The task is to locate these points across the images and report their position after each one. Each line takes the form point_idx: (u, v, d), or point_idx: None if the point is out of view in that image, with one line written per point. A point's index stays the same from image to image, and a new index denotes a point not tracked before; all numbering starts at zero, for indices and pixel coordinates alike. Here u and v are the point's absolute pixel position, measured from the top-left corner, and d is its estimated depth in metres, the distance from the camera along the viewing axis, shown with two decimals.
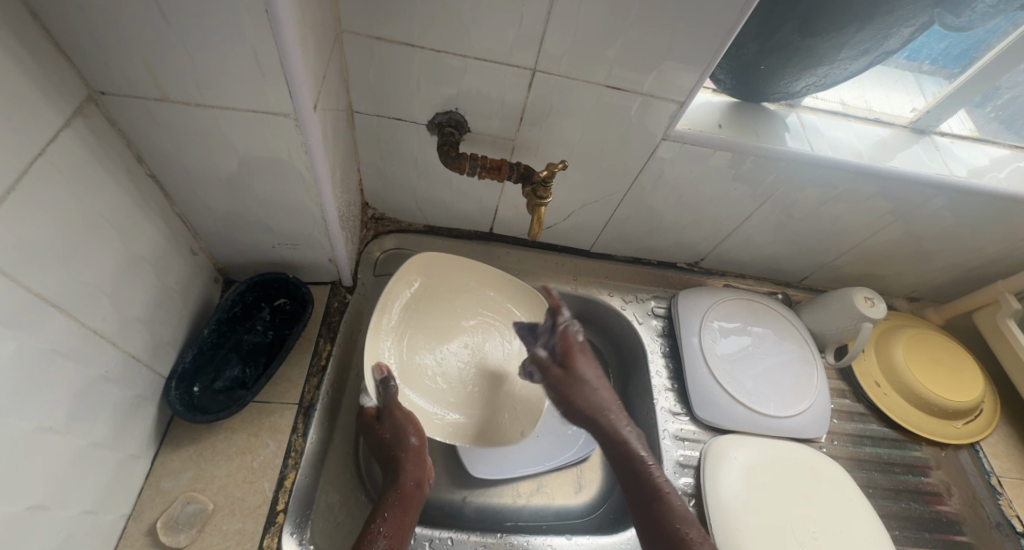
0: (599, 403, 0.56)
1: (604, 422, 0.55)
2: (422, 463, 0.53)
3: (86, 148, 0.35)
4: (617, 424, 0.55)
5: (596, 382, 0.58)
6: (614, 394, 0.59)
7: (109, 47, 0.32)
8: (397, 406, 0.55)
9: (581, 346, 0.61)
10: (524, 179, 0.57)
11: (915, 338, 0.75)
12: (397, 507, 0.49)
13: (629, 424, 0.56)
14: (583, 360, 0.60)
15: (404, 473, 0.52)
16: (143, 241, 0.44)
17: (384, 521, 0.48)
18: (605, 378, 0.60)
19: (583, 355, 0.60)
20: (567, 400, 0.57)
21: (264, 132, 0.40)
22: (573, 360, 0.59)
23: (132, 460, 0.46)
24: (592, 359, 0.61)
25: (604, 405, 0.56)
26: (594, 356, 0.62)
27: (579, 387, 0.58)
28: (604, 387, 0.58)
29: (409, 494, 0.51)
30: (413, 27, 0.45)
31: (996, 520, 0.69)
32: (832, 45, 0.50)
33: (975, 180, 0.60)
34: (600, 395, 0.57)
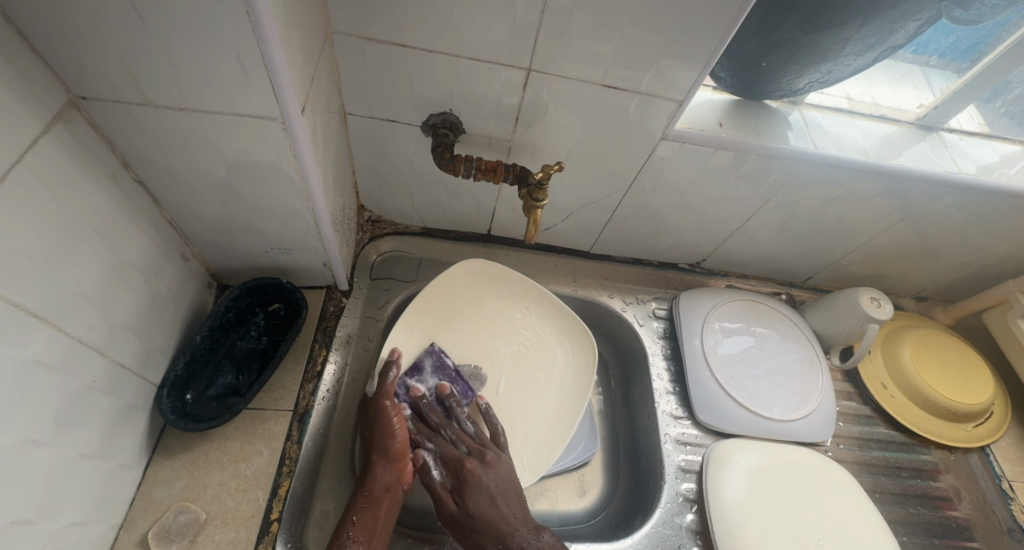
0: (495, 531, 0.51)
1: (505, 549, 0.51)
2: (395, 466, 0.52)
3: (69, 155, 0.35)
4: (522, 546, 0.50)
5: (491, 505, 0.52)
6: (519, 506, 0.53)
7: (88, 51, 0.31)
8: (389, 399, 0.54)
9: (470, 457, 0.56)
10: (520, 180, 0.56)
11: (923, 338, 0.73)
12: (366, 509, 0.49)
13: (534, 537, 0.51)
14: (471, 480, 0.53)
15: (374, 477, 0.51)
16: (131, 247, 0.43)
17: (352, 524, 0.47)
18: (507, 491, 0.54)
19: (472, 472, 0.54)
20: (464, 524, 0.52)
21: (251, 136, 0.40)
22: (459, 489, 0.54)
23: (122, 469, 0.45)
24: (484, 468, 0.55)
25: (503, 526, 0.52)
26: (487, 460, 0.56)
27: (472, 502, 0.52)
28: (500, 504, 0.53)
29: (378, 498, 0.50)
30: (404, 26, 0.44)
31: (1008, 526, 0.67)
32: (836, 39, 0.48)
33: (984, 177, 0.58)
34: (490, 513, 0.52)
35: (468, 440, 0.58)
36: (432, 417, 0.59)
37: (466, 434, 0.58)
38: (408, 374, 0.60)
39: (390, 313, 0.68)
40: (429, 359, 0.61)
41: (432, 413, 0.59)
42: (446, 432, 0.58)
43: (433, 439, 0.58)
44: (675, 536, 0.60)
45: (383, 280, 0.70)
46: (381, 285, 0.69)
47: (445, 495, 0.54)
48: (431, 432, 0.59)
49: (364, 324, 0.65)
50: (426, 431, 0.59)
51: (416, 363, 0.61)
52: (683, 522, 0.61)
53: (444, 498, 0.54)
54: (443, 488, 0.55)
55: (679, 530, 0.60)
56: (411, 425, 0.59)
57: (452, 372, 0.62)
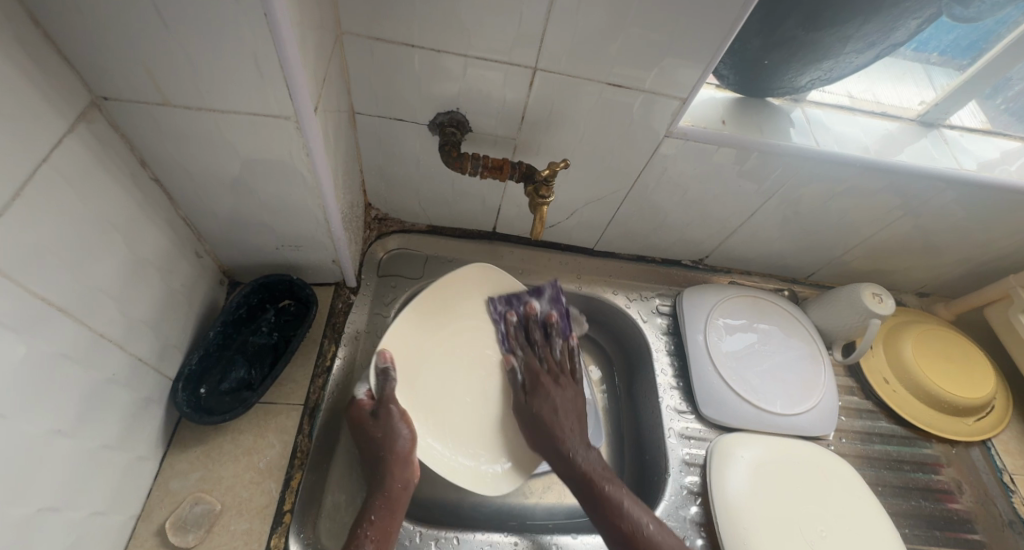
0: (551, 432, 0.57)
1: (555, 450, 0.57)
2: (411, 465, 0.52)
3: (91, 154, 0.36)
4: (570, 450, 0.56)
5: (553, 414, 0.59)
6: (578, 423, 0.59)
7: (111, 52, 0.32)
8: (393, 403, 0.53)
9: (548, 375, 0.62)
10: (526, 178, 0.57)
11: (925, 333, 0.74)
12: (383, 509, 0.49)
13: (582, 448, 0.56)
14: (544, 390, 0.61)
15: (391, 477, 0.51)
16: (148, 244, 0.44)
17: (370, 524, 0.48)
18: (570, 412, 0.60)
19: (546, 386, 0.61)
20: (531, 420, 0.59)
21: (266, 135, 0.41)
22: (534, 391, 0.61)
23: (140, 461, 0.46)
24: (557, 389, 0.61)
25: (558, 432, 0.57)
26: (562, 383, 0.62)
27: (541, 405, 0.59)
28: (562, 418, 0.58)
29: (396, 497, 0.50)
30: (413, 27, 0.45)
31: (1010, 519, 0.68)
32: (838, 37, 0.49)
33: (984, 173, 0.59)
34: (555, 422, 0.58)
35: (552, 361, 0.64)
36: (533, 333, 0.65)
37: (551, 356, 0.64)
38: (532, 291, 0.66)
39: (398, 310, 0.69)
40: (549, 290, 0.67)
41: (534, 329, 0.65)
42: (538, 349, 0.64)
43: (525, 350, 0.64)
44: (679, 529, 0.60)
45: (390, 278, 0.71)
46: (389, 282, 0.70)
47: (518, 391, 0.62)
48: (527, 345, 0.65)
49: (372, 321, 0.66)
50: (524, 341, 0.65)
51: (537, 287, 0.67)
52: (687, 514, 0.62)
53: (517, 393, 0.62)
54: (519, 387, 0.62)
55: (684, 522, 0.61)
56: (512, 330, 0.65)
57: (563, 308, 0.67)
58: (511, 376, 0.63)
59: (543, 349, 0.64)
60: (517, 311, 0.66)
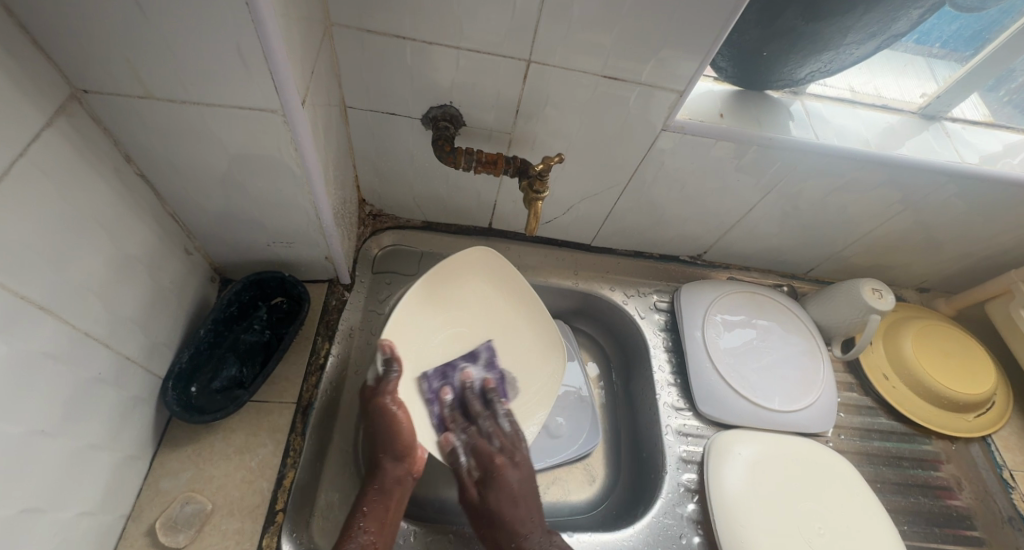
0: (510, 528, 0.51)
1: (515, 547, 0.50)
2: (405, 460, 0.51)
3: (72, 149, 0.35)
4: (528, 548, 0.49)
5: (510, 505, 0.52)
6: (537, 509, 0.53)
7: (89, 42, 0.31)
8: (388, 396, 0.52)
9: (502, 455, 0.56)
10: (521, 173, 0.56)
11: (926, 329, 0.73)
12: (376, 499, 0.49)
13: (544, 540, 0.50)
14: (499, 477, 0.54)
15: (384, 470, 0.50)
16: (134, 240, 0.43)
17: (364, 516, 0.47)
18: (529, 492, 0.54)
19: (501, 471, 0.54)
20: (493, 517, 0.51)
21: (253, 129, 0.40)
22: (486, 480, 0.54)
23: (130, 461, 0.46)
24: (514, 471, 0.55)
25: (519, 528, 0.51)
26: (516, 462, 0.56)
27: (499, 498, 0.53)
28: (518, 503, 0.52)
29: (389, 489, 0.50)
30: (402, 18, 0.44)
31: (1008, 515, 0.67)
32: (837, 29, 0.48)
33: (987, 166, 0.58)
34: (513, 514, 0.52)
35: (503, 436, 0.58)
36: (472, 407, 0.59)
37: (501, 431, 0.58)
38: (463, 357, 0.62)
39: (393, 307, 0.68)
40: (483, 352, 0.64)
41: (473, 402, 0.60)
42: (482, 424, 0.58)
43: (468, 428, 0.58)
44: (676, 526, 0.60)
45: (385, 274, 0.70)
46: (383, 280, 0.69)
47: (472, 486, 0.54)
48: (468, 422, 0.59)
49: (366, 318, 0.65)
50: (463, 421, 0.59)
51: (473, 351, 0.63)
52: (684, 511, 0.61)
53: (469, 489, 0.54)
54: (468, 478, 0.55)
55: (680, 519, 0.61)
56: (449, 410, 0.59)
57: (499, 372, 0.64)
58: (458, 467, 0.55)
59: (488, 431, 0.58)
60: (452, 386, 0.61)
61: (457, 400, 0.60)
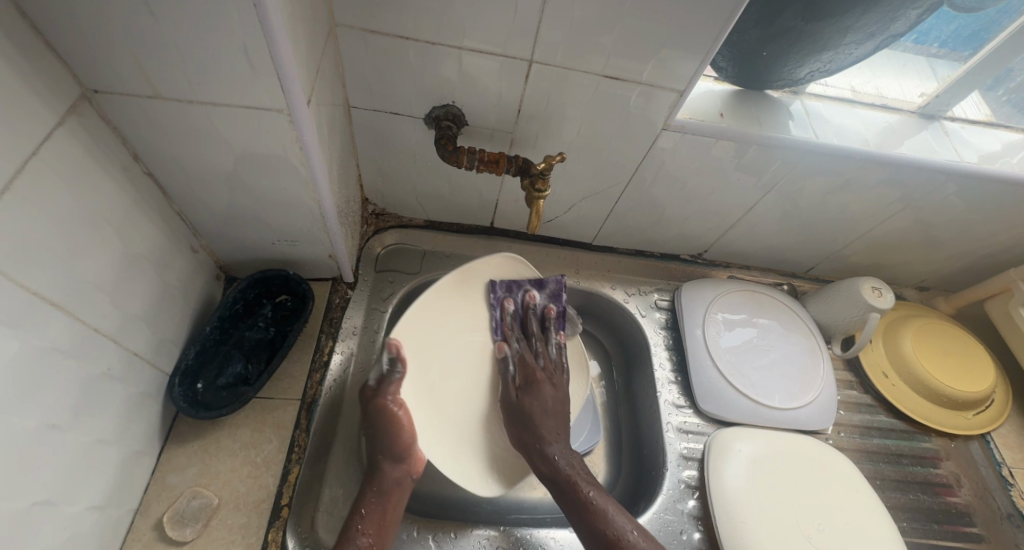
0: (536, 433, 0.55)
1: (536, 452, 0.54)
2: (403, 461, 0.52)
3: (82, 148, 0.36)
4: (552, 452, 0.54)
5: (543, 415, 0.56)
6: (564, 426, 0.57)
7: (100, 44, 0.32)
8: (390, 396, 0.53)
9: (542, 373, 0.59)
10: (522, 172, 0.57)
11: (925, 328, 0.73)
12: (375, 501, 0.49)
13: (566, 449, 0.55)
14: (536, 388, 0.58)
15: (383, 472, 0.51)
16: (142, 238, 0.44)
17: (362, 518, 0.48)
18: (560, 409, 0.57)
19: (540, 384, 0.58)
20: (523, 416, 0.56)
21: (259, 128, 0.40)
22: (526, 387, 0.58)
23: (137, 456, 0.46)
24: (551, 389, 0.58)
25: (544, 435, 0.55)
26: (554, 382, 0.59)
27: (532, 405, 0.56)
28: (549, 418, 0.56)
29: (388, 491, 0.50)
30: (406, 19, 0.45)
31: (1008, 512, 0.68)
32: (836, 29, 0.48)
33: (986, 165, 0.58)
34: (542, 427, 0.55)
35: (548, 359, 0.61)
36: (530, 323, 0.62)
37: (548, 354, 0.61)
38: (534, 281, 0.64)
39: (396, 305, 0.68)
40: (552, 283, 0.65)
41: (532, 320, 0.63)
42: (535, 342, 0.61)
43: (523, 340, 0.61)
44: (677, 522, 0.60)
45: (388, 273, 0.71)
46: (386, 278, 0.70)
47: (510, 387, 0.58)
48: (524, 336, 0.62)
49: (369, 316, 0.66)
50: (519, 333, 0.62)
51: (541, 278, 0.64)
52: (685, 508, 0.62)
53: (509, 388, 0.58)
54: (510, 381, 0.59)
55: (681, 516, 0.61)
56: (509, 319, 0.62)
57: (563, 306, 0.65)
58: (503, 371, 0.59)
59: (536, 349, 0.61)
60: (515, 300, 0.63)
61: (514, 317, 0.62)
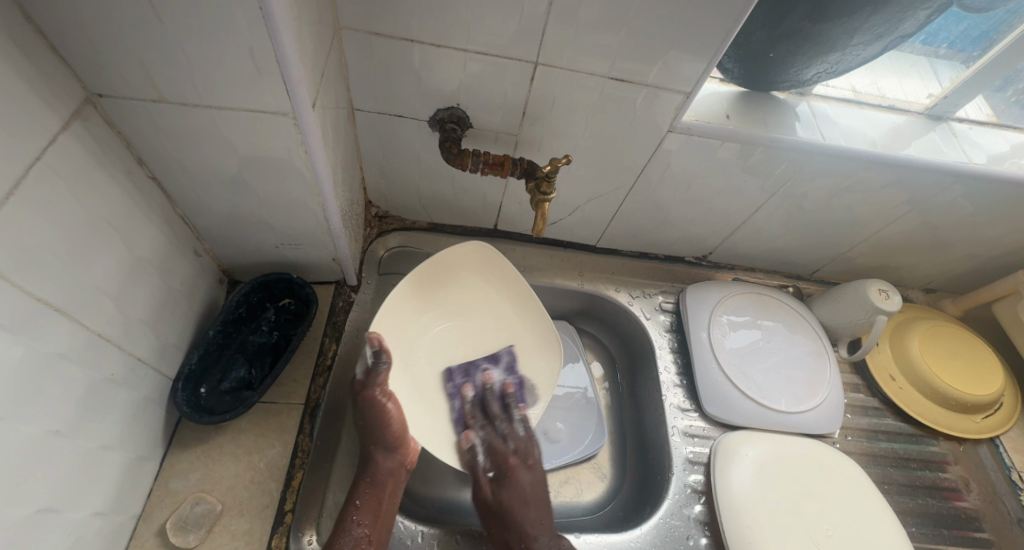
0: (518, 526, 0.51)
1: (523, 548, 0.50)
2: (396, 451, 0.52)
3: (86, 153, 0.35)
4: (540, 546, 0.50)
5: (522, 504, 0.53)
6: (546, 512, 0.54)
7: (104, 48, 0.32)
8: (377, 388, 0.52)
9: (515, 457, 0.57)
10: (527, 174, 0.56)
11: (932, 330, 0.73)
12: (369, 493, 0.49)
13: (552, 538, 0.51)
14: (512, 477, 0.55)
15: (375, 462, 0.51)
16: (146, 242, 0.44)
17: (358, 509, 0.47)
18: (540, 497, 0.55)
19: (514, 471, 0.56)
20: (503, 519, 0.52)
21: (264, 132, 0.40)
22: (500, 480, 0.55)
23: (141, 461, 0.46)
24: (526, 473, 0.56)
25: (528, 528, 0.51)
26: (529, 465, 0.57)
27: (510, 500, 0.53)
28: (529, 506, 0.53)
29: (382, 481, 0.50)
30: (411, 21, 0.44)
31: (1018, 516, 0.67)
32: (844, 29, 0.48)
33: (994, 167, 0.58)
34: (523, 515, 0.52)
35: (518, 440, 0.59)
36: (491, 407, 0.61)
37: (516, 435, 0.59)
38: (485, 358, 0.65)
39: None
40: (506, 356, 0.65)
41: (493, 403, 0.61)
42: (499, 426, 0.59)
43: (487, 427, 0.59)
44: (683, 527, 0.60)
45: (391, 276, 0.70)
46: (390, 281, 0.70)
47: (484, 485, 0.55)
48: (487, 421, 0.60)
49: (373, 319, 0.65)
50: (482, 419, 0.60)
51: (494, 353, 0.65)
52: (691, 513, 0.61)
53: (483, 488, 0.55)
54: (483, 476, 0.56)
55: (687, 521, 0.60)
56: (470, 406, 0.61)
57: (519, 376, 0.65)
58: (474, 466, 0.57)
59: (506, 434, 0.59)
60: (474, 384, 0.63)
61: (476, 404, 0.61)
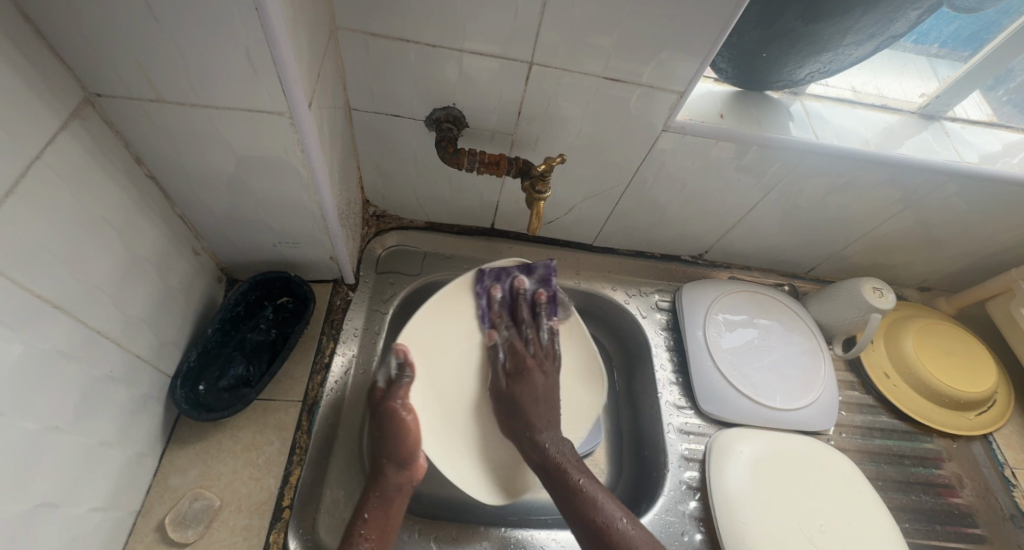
0: (526, 419, 0.57)
1: (529, 436, 0.56)
2: (407, 467, 0.52)
3: (85, 152, 0.36)
4: (541, 438, 0.55)
5: (532, 402, 0.58)
6: (555, 412, 0.58)
7: (102, 48, 0.32)
8: (399, 400, 0.54)
9: (533, 359, 0.60)
10: (523, 173, 0.57)
11: (926, 328, 0.73)
12: (378, 507, 0.49)
13: (555, 437, 0.56)
14: (528, 375, 0.59)
15: (386, 477, 0.51)
16: (144, 241, 0.44)
17: (364, 523, 0.48)
18: (551, 399, 0.59)
19: (530, 371, 0.60)
20: (514, 404, 0.58)
21: (261, 131, 0.40)
22: (516, 375, 0.60)
23: (139, 458, 0.46)
24: (541, 376, 0.60)
25: (535, 421, 0.57)
26: (546, 368, 0.61)
27: (524, 391, 0.58)
28: (539, 404, 0.58)
29: (390, 497, 0.50)
30: (407, 22, 0.45)
31: (1011, 512, 0.68)
32: (836, 29, 0.48)
33: (986, 165, 0.58)
34: (533, 411, 0.57)
35: (539, 346, 0.61)
36: (519, 312, 0.63)
37: (538, 341, 0.62)
38: (520, 268, 0.64)
39: (396, 306, 0.69)
40: (541, 269, 0.64)
41: (521, 306, 0.63)
42: (524, 330, 0.62)
43: (511, 327, 0.62)
44: (678, 523, 0.60)
45: (388, 275, 0.71)
46: (387, 279, 0.70)
47: (501, 376, 0.60)
48: (513, 324, 0.63)
49: (370, 318, 0.66)
50: (508, 320, 0.63)
51: (530, 263, 0.64)
52: (686, 509, 0.61)
53: (500, 380, 0.60)
54: (502, 370, 0.61)
55: (682, 517, 0.61)
56: (496, 307, 0.63)
57: (553, 290, 0.64)
58: (494, 359, 0.61)
59: (525, 340, 0.61)
60: (503, 287, 0.63)
61: (502, 303, 0.63)
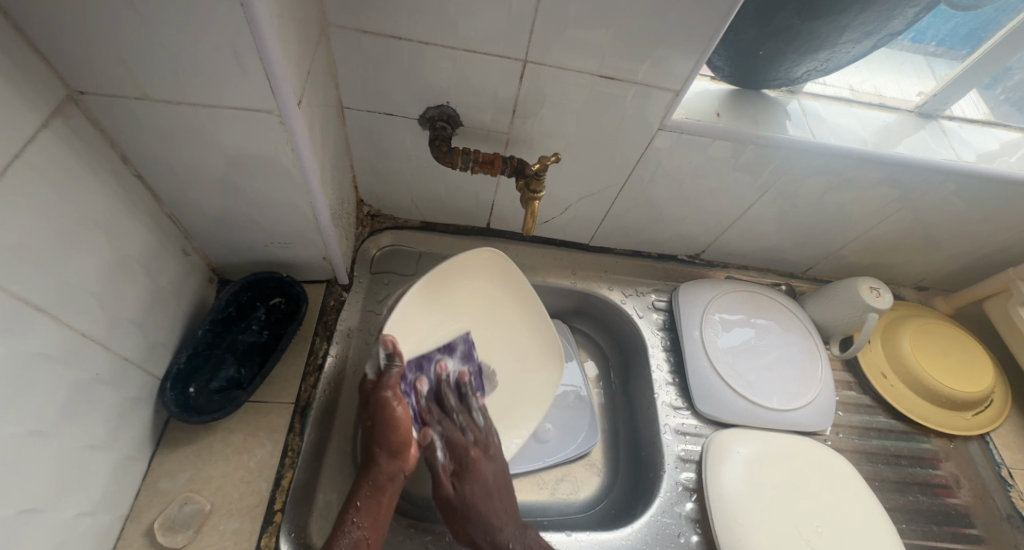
0: (486, 520, 0.51)
1: (491, 538, 0.50)
2: (400, 457, 0.50)
3: (69, 151, 0.35)
4: (506, 535, 0.50)
5: (485, 496, 0.52)
6: (510, 501, 0.54)
7: (84, 44, 0.31)
8: (389, 389, 0.51)
9: (475, 448, 0.56)
10: (518, 173, 0.56)
11: (923, 327, 0.73)
12: (369, 494, 0.47)
13: (520, 528, 0.51)
14: (474, 468, 0.54)
15: (379, 466, 0.49)
16: (132, 241, 0.43)
17: (357, 511, 0.46)
18: (502, 486, 0.54)
19: (475, 462, 0.54)
20: (469, 512, 0.51)
21: (250, 130, 0.40)
22: (460, 473, 0.54)
23: (128, 461, 0.46)
24: (488, 463, 0.55)
25: (493, 520, 0.51)
26: (490, 454, 0.56)
27: (474, 492, 0.52)
28: (495, 496, 0.53)
29: (382, 486, 0.48)
30: (399, 19, 0.44)
31: (1007, 512, 0.67)
32: (833, 27, 0.48)
33: (984, 164, 0.58)
34: (490, 506, 0.52)
35: (477, 430, 0.57)
36: (447, 399, 0.58)
37: (474, 425, 0.58)
38: (440, 349, 0.60)
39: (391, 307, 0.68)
40: (461, 344, 0.62)
41: (449, 394, 0.59)
42: (456, 418, 0.57)
43: (445, 420, 0.57)
44: (674, 525, 0.60)
45: (383, 275, 0.70)
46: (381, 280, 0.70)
47: (445, 480, 0.53)
48: (444, 414, 0.57)
49: (364, 319, 0.65)
50: (438, 411, 0.57)
51: (450, 342, 0.61)
52: (683, 510, 0.61)
53: (444, 486, 0.53)
54: (443, 470, 0.54)
55: (679, 518, 0.61)
56: (426, 402, 0.57)
57: (476, 364, 0.63)
58: (433, 463, 0.54)
59: (462, 428, 0.57)
60: (427, 377, 0.58)
61: (432, 394, 0.58)
